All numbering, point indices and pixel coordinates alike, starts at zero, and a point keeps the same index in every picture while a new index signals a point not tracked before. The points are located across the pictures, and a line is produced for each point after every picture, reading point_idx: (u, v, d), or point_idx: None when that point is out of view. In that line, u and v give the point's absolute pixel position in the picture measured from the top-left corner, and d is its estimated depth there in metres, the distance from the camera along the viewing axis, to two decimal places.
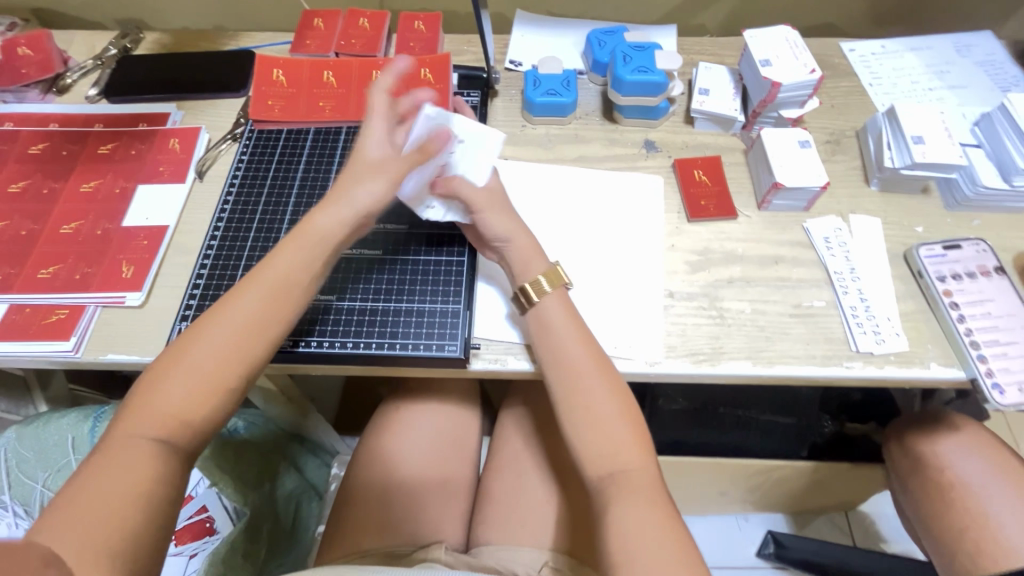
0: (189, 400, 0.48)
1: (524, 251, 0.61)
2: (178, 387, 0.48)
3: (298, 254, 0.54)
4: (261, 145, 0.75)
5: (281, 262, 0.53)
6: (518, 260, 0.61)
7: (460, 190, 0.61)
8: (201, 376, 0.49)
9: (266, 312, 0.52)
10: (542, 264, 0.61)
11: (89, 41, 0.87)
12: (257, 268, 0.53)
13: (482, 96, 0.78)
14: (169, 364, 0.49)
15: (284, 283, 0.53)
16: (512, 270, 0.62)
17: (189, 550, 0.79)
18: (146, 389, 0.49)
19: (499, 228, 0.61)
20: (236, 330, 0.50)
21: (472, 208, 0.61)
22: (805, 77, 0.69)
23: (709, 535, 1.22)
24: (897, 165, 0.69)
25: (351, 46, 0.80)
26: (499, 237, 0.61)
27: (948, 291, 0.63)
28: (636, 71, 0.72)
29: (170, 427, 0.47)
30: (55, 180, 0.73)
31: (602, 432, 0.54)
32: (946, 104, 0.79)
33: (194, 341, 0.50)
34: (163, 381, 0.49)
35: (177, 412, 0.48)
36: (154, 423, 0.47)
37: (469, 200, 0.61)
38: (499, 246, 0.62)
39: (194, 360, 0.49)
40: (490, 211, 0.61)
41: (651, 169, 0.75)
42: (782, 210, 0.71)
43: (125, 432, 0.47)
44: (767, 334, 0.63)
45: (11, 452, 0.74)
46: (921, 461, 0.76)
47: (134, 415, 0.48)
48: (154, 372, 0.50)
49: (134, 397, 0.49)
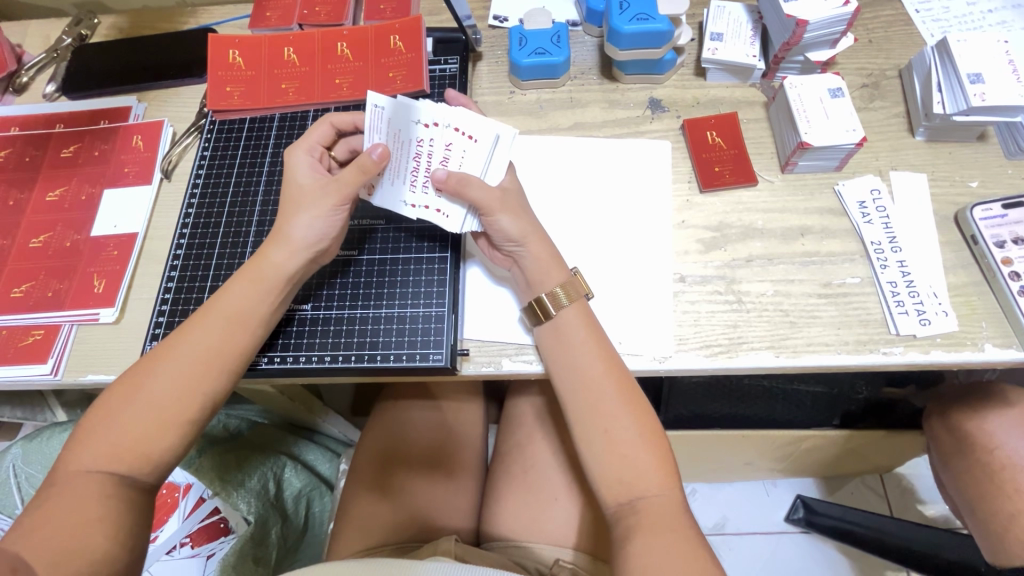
0: (146, 433, 0.48)
1: (541, 258, 0.55)
2: (136, 418, 0.48)
3: (252, 287, 0.53)
4: (225, 138, 0.70)
5: (238, 294, 0.53)
6: (534, 267, 0.55)
7: (470, 193, 0.53)
8: (154, 408, 0.48)
9: (223, 346, 0.51)
10: (559, 272, 0.55)
11: (43, 31, 0.80)
12: (213, 299, 0.53)
13: (461, 62, 0.70)
14: (123, 395, 0.49)
15: (239, 314, 0.53)
16: (526, 277, 0.56)
17: (206, 551, 0.83)
18: (98, 420, 0.48)
19: (514, 232, 0.54)
20: (190, 363, 0.50)
21: (484, 212, 0.53)
22: (837, 11, 0.58)
23: (737, 502, 1.17)
24: (949, 111, 0.59)
25: (315, 16, 0.72)
26: (511, 241, 0.55)
27: (1007, 259, 0.55)
28: (636, 19, 0.62)
29: (127, 458, 0.47)
30: (20, 191, 0.69)
31: (619, 455, 0.50)
32: (1010, 29, 0.67)
33: (146, 373, 0.50)
34: (116, 415, 0.48)
35: (135, 444, 0.48)
36: (109, 455, 0.47)
37: (481, 203, 0.53)
38: (512, 250, 0.56)
39: (148, 391, 0.49)
40: (506, 216, 0.54)
41: (658, 132, 0.66)
42: (810, 171, 0.62)
43: (78, 463, 0.47)
44: (792, 319, 0.56)
45: (18, 468, 0.85)
46: (967, 441, 0.68)
47: (87, 445, 0.47)
48: (108, 401, 0.49)
49: (83, 427, 0.49)
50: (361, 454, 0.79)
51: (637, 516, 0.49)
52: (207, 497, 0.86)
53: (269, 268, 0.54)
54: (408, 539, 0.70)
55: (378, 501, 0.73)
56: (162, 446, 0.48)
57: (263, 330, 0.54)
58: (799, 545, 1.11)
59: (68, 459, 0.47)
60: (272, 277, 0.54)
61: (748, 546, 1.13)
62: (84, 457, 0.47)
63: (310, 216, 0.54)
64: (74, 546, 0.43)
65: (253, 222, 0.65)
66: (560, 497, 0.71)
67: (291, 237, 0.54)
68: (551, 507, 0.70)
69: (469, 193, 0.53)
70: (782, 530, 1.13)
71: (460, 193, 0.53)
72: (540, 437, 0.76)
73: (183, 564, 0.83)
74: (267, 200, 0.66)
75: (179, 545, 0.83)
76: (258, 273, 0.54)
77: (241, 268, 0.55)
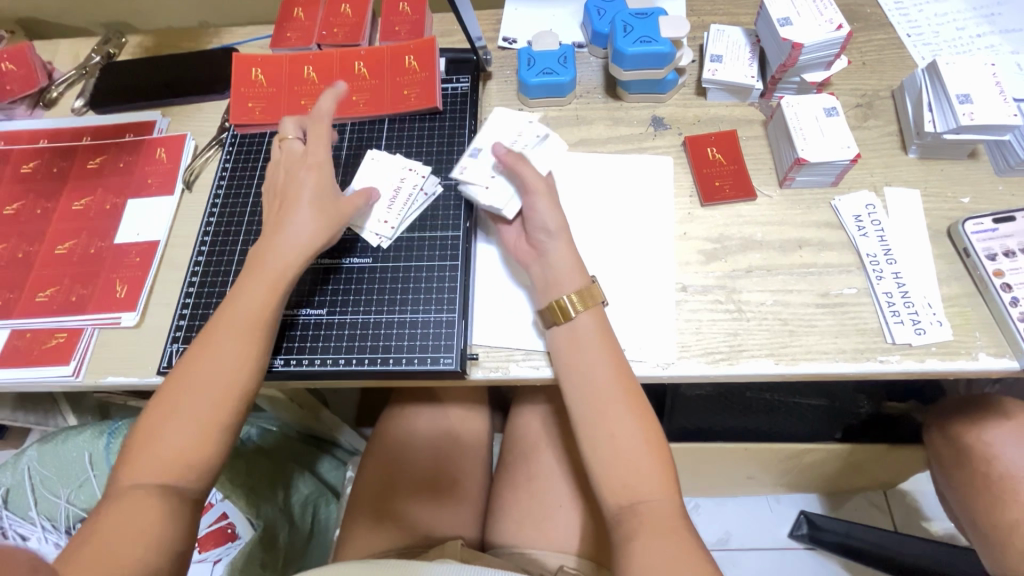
0: (190, 444, 0.50)
1: (568, 257, 0.57)
2: (180, 429, 0.50)
3: (259, 289, 0.55)
4: (245, 152, 0.73)
5: (249, 298, 0.55)
6: (558, 262, 0.57)
7: (523, 171, 0.59)
8: (193, 418, 0.50)
9: (243, 352, 0.53)
10: (579, 278, 0.57)
11: (73, 50, 0.84)
12: (223, 309, 0.55)
13: (472, 81, 0.73)
14: (164, 407, 0.51)
15: (256, 318, 0.55)
16: (547, 275, 0.58)
17: (213, 556, 0.85)
18: (144, 440, 0.50)
19: (550, 222, 0.58)
20: (217, 374, 0.52)
21: (528, 192, 0.59)
22: (831, 35, 0.61)
23: (740, 517, 1.16)
24: (940, 130, 0.61)
25: (333, 36, 0.76)
26: (545, 229, 0.58)
27: (999, 272, 0.57)
28: (639, 42, 0.65)
29: (175, 468, 0.49)
30: (47, 200, 0.72)
31: (625, 458, 0.52)
32: (997, 52, 0.70)
33: (179, 389, 0.51)
34: (159, 430, 0.50)
35: (180, 456, 0.49)
36: (158, 467, 0.49)
37: (528, 182, 0.59)
38: (542, 239, 0.58)
39: (183, 404, 0.51)
40: (543, 199, 0.58)
41: (660, 149, 0.69)
42: (806, 187, 0.65)
43: (130, 478, 0.49)
44: (790, 328, 0.58)
45: (34, 471, 0.87)
46: (966, 452, 0.69)
47: (137, 460, 0.49)
48: (150, 419, 0.51)
49: (131, 446, 0.50)
50: (374, 458, 0.79)
51: (641, 517, 0.50)
52: (216, 502, 0.88)
53: (267, 265, 0.56)
54: (416, 544, 0.71)
55: (384, 515, 0.74)
56: (208, 454, 0.50)
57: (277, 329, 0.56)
58: (803, 562, 1.10)
59: (121, 476, 0.49)
60: (272, 273, 0.56)
61: (751, 561, 1.12)
62: (135, 472, 0.49)
63: (312, 216, 0.58)
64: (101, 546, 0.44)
65: None
66: (565, 504, 0.72)
67: (291, 233, 0.57)
68: (555, 513, 0.71)
69: (521, 171, 0.59)
70: (784, 546, 1.12)
71: (512, 171, 0.60)
72: (544, 445, 0.77)
73: (193, 568, 0.85)
74: None
75: None
76: (264, 274, 0.56)
77: (244, 270, 0.57)
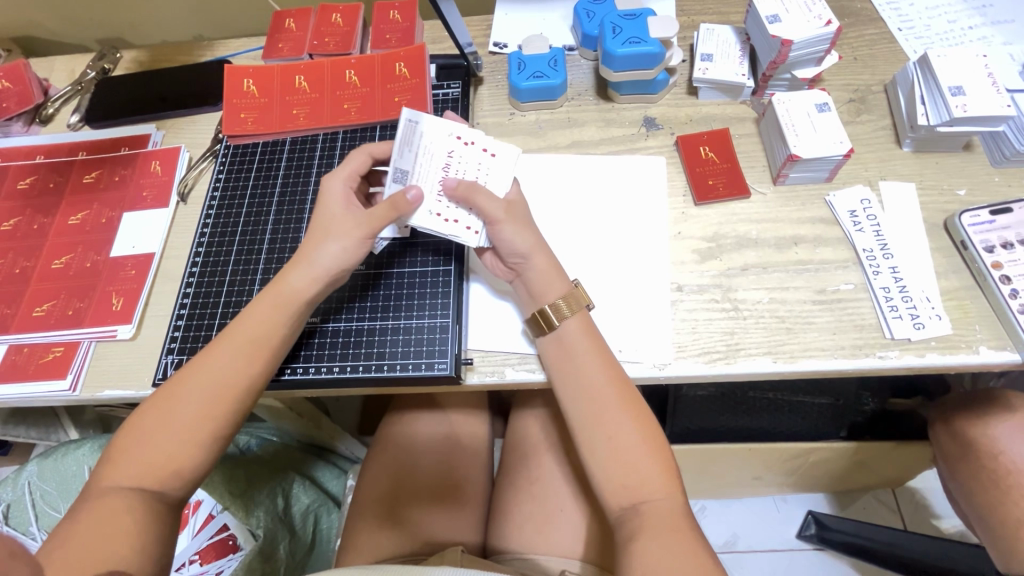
0: (177, 451, 0.50)
1: (545, 272, 0.56)
2: (168, 436, 0.50)
3: (271, 310, 0.55)
4: (238, 163, 0.73)
5: (259, 318, 0.55)
6: (537, 281, 0.56)
7: (481, 201, 0.55)
8: (182, 426, 0.50)
9: (242, 368, 0.53)
10: (561, 285, 0.56)
11: (68, 66, 0.85)
12: (232, 325, 0.55)
13: (462, 87, 0.73)
14: (154, 413, 0.51)
15: (260, 340, 0.54)
16: (529, 290, 0.57)
17: (215, 568, 0.84)
18: (129, 443, 0.50)
19: (520, 245, 0.56)
20: (210, 387, 0.51)
21: (491, 221, 0.55)
22: (820, 31, 0.61)
23: (746, 518, 1.15)
24: (933, 122, 0.61)
25: (324, 46, 0.76)
26: (517, 253, 0.56)
27: (997, 264, 0.56)
28: (629, 42, 0.65)
29: (159, 474, 0.49)
30: (44, 215, 0.72)
31: (622, 460, 0.51)
32: (990, 44, 0.69)
33: (171, 398, 0.51)
34: (146, 435, 0.50)
35: (167, 461, 0.49)
36: (141, 471, 0.49)
37: (487, 212, 0.55)
38: (516, 263, 0.57)
39: (174, 409, 0.51)
40: (509, 225, 0.56)
41: (653, 149, 0.68)
42: (801, 183, 0.64)
43: (112, 481, 0.48)
44: (788, 325, 0.57)
45: (35, 485, 0.87)
46: (973, 447, 0.68)
47: (121, 462, 0.49)
48: (139, 421, 0.51)
49: (117, 445, 0.50)
50: (369, 471, 0.78)
51: (641, 518, 0.49)
52: (216, 514, 0.88)
53: (285, 288, 0.55)
54: (418, 551, 0.70)
55: (387, 526, 0.73)
56: (192, 462, 0.50)
57: (282, 349, 0.56)
58: (813, 563, 1.09)
59: (103, 475, 0.49)
60: (285, 294, 0.55)
61: (758, 563, 1.10)
62: (117, 473, 0.49)
63: (337, 245, 0.56)
64: (98, 557, 0.44)
65: (266, 240, 0.68)
66: (566, 508, 0.71)
67: (314, 262, 0.56)
68: (557, 518, 0.71)
69: (476, 202, 0.55)
70: (793, 547, 1.11)
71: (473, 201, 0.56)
72: (543, 450, 0.76)
73: None
74: (278, 220, 0.69)
75: (188, 562, 0.84)
76: (274, 294, 0.55)
77: (263, 289, 0.56)
